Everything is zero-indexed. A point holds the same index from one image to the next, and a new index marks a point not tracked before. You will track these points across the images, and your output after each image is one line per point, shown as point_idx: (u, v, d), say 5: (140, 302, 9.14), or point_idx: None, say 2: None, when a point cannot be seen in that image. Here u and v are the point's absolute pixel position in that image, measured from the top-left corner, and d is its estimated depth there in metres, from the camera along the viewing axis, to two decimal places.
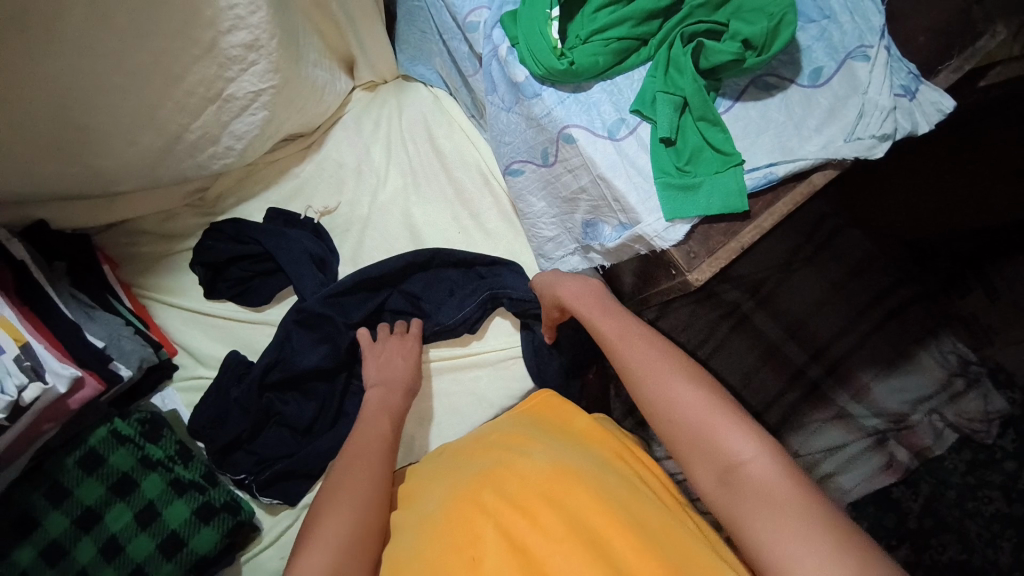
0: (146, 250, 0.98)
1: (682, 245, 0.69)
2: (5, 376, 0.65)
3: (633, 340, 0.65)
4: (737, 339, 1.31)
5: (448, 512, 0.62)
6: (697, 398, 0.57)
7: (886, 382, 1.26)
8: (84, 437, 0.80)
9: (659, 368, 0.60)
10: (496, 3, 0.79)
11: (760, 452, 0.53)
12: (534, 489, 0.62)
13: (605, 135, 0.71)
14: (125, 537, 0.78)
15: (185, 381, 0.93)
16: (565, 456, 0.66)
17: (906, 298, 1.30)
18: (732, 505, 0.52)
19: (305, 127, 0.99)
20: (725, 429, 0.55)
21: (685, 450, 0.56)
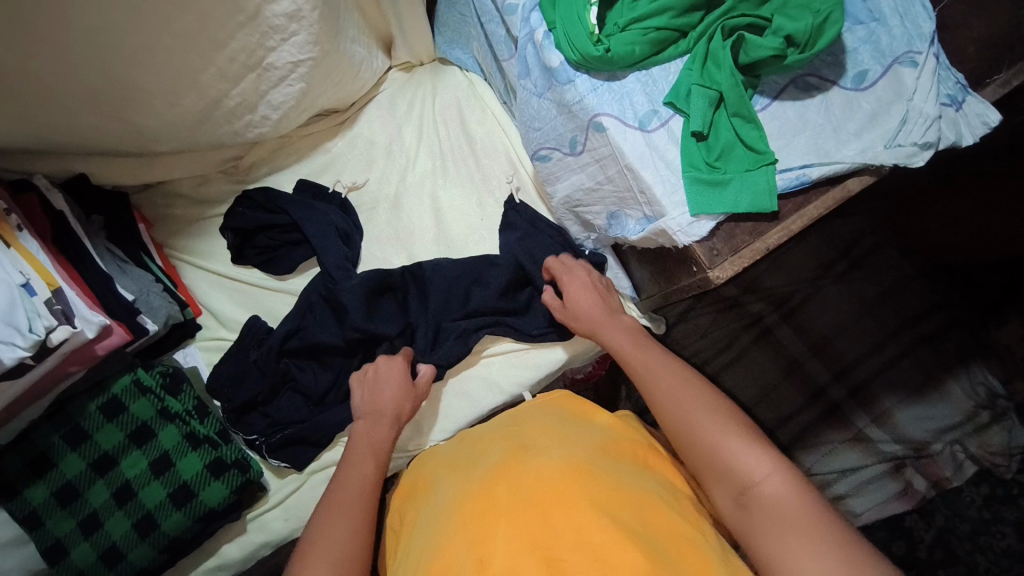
0: (179, 212, 1.00)
1: (706, 241, 0.68)
2: (34, 316, 0.68)
3: (655, 368, 0.71)
4: (758, 352, 1.29)
5: (464, 504, 0.63)
6: (713, 425, 0.63)
7: (910, 409, 1.22)
8: (108, 383, 0.83)
9: (680, 395, 0.67)
10: None
11: (772, 471, 0.58)
12: (549, 482, 0.62)
13: (636, 126, 0.71)
14: (138, 483, 0.82)
15: (208, 341, 0.96)
16: (581, 455, 0.65)
17: (940, 324, 1.25)
18: (746, 522, 0.58)
19: (340, 102, 1.01)
20: (738, 452, 0.60)
21: (707, 472, 0.62)
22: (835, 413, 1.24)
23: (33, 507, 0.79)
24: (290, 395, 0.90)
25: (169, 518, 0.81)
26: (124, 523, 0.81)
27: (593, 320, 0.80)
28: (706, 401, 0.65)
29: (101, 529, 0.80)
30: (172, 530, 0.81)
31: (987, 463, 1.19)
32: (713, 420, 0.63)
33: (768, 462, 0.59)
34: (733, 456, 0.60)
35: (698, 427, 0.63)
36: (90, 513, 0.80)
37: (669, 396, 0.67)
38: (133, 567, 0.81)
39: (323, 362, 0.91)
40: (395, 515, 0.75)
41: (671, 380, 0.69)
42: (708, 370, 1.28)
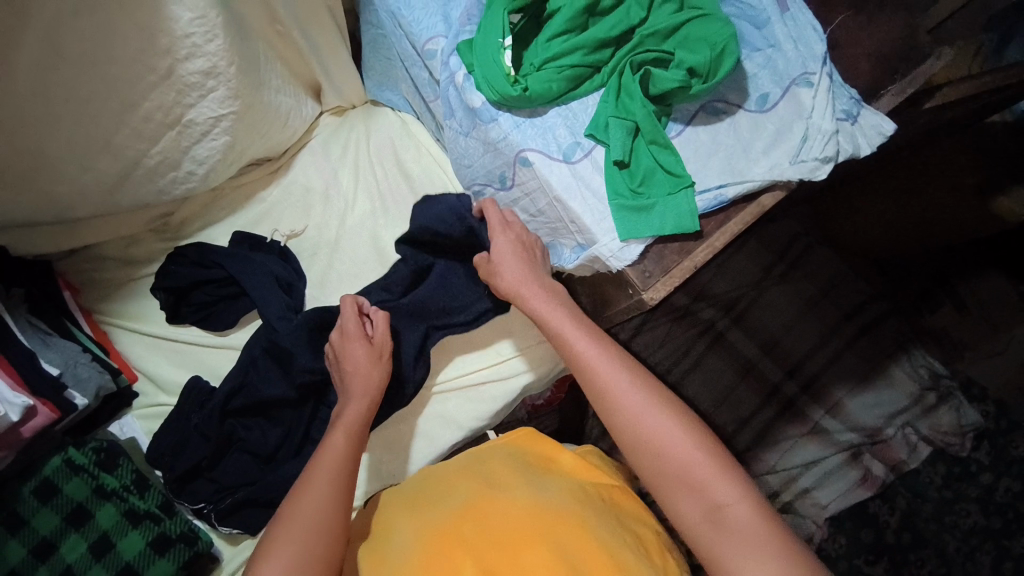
0: (108, 275, 0.96)
1: (637, 264, 0.70)
2: None
3: (611, 368, 0.65)
4: (713, 358, 1.32)
5: (430, 549, 0.61)
6: (681, 438, 0.60)
7: (860, 398, 1.27)
8: (37, 467, 0.78)
9: (642, 404, 0.62)
10: (453, 31, 0.82)
11: (742, 496, 0.57)
12: (518, 528, 0.62)
13: (560, 158, 0.73)
14: (80, 568, 0.76)
15: (147, 408, 0.92)
16: (546, 494, 0.66)
17: (878, 313, 1.33)
18: (717, 545, 0.56)
19: (271, 151, 1.00)
20: (705, 471, 0.58)
21: (673, 489, 0.59)
22: (790, 411, 1.28)
23: None
24: (241, 454, 0.87)
25: None
26: None
27: (520, 291, 0.72)
28: (670, 415, 0.62)
29: None
30: None
31: (939, 443, 1.26)
32: (683, 437, 0.60)
33: (737, 485, 0.58)
34: (703, 476, 0.58)
35: (667, 445, 0.60)
36: None
37: (637, 411, 0.62)
38: None
39: (273, 417, 0.88)
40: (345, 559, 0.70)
41: (636, 392, 0.63)
42: (669, 380, 1.31)
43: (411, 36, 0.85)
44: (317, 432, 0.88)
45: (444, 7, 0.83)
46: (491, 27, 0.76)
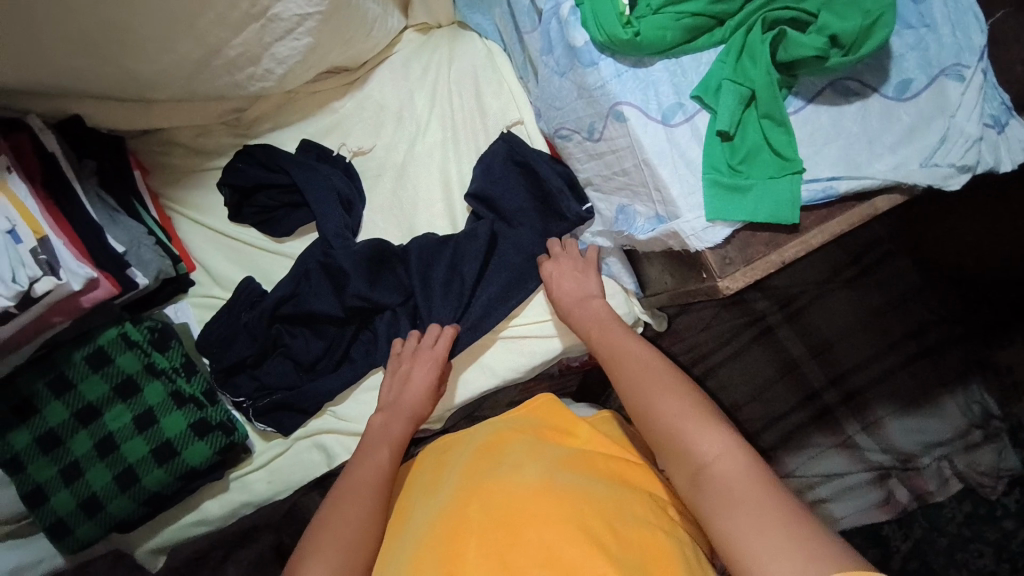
0: (177, 162, 0.97)
1: (719, 249, 0.65)
2: (17, 265, 0.62)
3: (620, 356, 0.70)
4: (757, 350, 1.26)
5: (438, 527, 0.62)
6: (673, 410, 0.61)
7: (902, 420, 1.20)
8: (94, 335, 0.80)
9: (638, 385, 0.65)
10: None
11: (728, 452, 0.57)
12: (520, 501, 0.61)
13: (658, 119, 0.66)
14: (121, 437, 0.80)
15: (201, 298, 0.95)
16: (552, 468, 0.66)
17: (945, 338, 1.22)
18: (700, 504, 0.56)
19: (350, 61, 0.96)
20: (695, 435, 0.59)
21: (663, 452, 0.61)
22: (824, 418, 1.22)
23: (14, 452, 0.77)
24: (281, 361, 0.89)
25: (149, 474, 0.80)
26: (106, 476, 0.79)
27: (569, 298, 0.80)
28: (666, 390, 0.63)
29: (83, 477, 0.79)
30: (152, 484, 0.80)
31: (972, 483, 1.17)
32: (670, 402, 0.62)
33: (723, 442, 0.58)
34: (689, 439, 0.59)
35: (654, 413, 0.62)
36: (71, 462, 0.79)
37: (633, 387, 0.65)
38: (114, 516, 0.80)
39: (317, 331, 0.89)
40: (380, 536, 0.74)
41: (636, 369, 0.67)
42: (706, 366, 1.26)
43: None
44: (356, 353, 0.89)
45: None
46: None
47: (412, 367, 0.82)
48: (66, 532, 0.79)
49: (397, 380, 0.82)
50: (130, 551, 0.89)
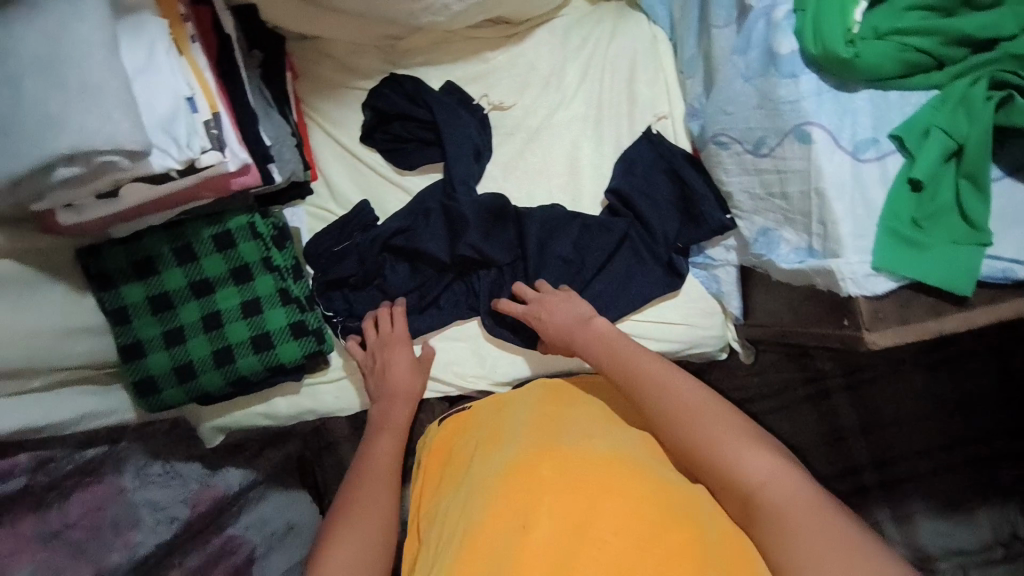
0: (325, 73, 0.98)
1: (873, 300, 0.63)
2: (193, 133, 0.64)
3: (650, 379, 0.74)
4: (808, 411, 1.21)
5: (507, 479, 0.67)
6: (721, 433, 0.67)
7: (934, 522, 1.15)
8: (226, 217, 0.84)
9: (684, 406, 0.70)
10: None
11: (779, 475, 0.63)
12: (595, 468, 0.67)
13: (848, 149, 0.63)
14: (226, 317, 0.84)
15: (316, 209, 0.97)
16: (619, 444, 0.71)
17: (1000, 452, 1.17)
18: (751, 520, 0.62)
19: (519, 14, 0.94)
20: (747, 457, 0.64)
21: (711, 461, 0.66)
22: (860, 499, 1.17)
23: (125, 304, 0.81)
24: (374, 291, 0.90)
25: (244, 358, 0.84)
26: (204, 349, 0.83)
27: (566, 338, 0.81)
28: (715, 416, 0.69)
29: (183, 344, 0.83)
30: (244, 368, 0.84)
31: None
32: (720, 429, 0.67)
33: (773, 465, 0.63)
34: (739, 458, 0.65)
35: (705, 436, 0.67)
36: (176, 328, 0.83)
37: (685, 409, 0.70)
38: (201, 388, 0.84)
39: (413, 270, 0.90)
40: (427, 478, 0.81)
41: (689, 394, 0.71)
42: (752, 410, 1.20)
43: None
44: (445, 301, 0.90)
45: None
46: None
47: (393, 359, 0.85)
48: (153, 391, 0.83)
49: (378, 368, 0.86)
50: (195, 423, 0.93)
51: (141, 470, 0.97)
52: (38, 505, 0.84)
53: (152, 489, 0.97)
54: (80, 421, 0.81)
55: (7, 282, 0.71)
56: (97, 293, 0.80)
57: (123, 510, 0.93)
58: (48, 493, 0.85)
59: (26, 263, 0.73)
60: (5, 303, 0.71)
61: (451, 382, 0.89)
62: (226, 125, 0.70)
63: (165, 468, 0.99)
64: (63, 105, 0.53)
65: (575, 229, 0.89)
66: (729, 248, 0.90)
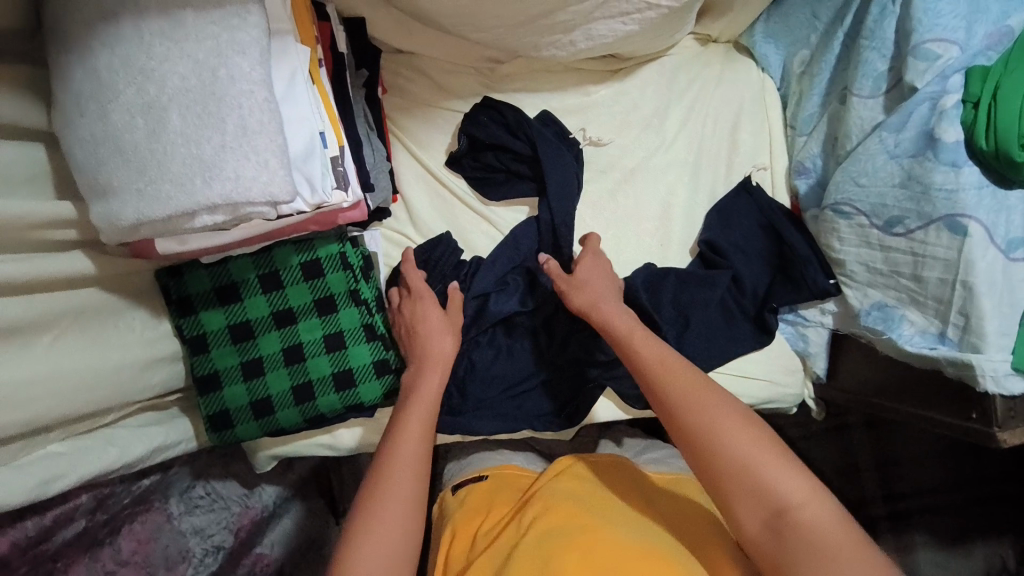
0: (416, 91, 0.93)
1: (1010, 399, 0.65)
2: (325, 174, 0.60)
3: (674, 385, 0.68)
4: (827, 442, 1.22)
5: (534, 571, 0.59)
6: (745, 446, 0.62)
7: (933, 554, 1.17)
8: (316, 244, 0.79)
9: (706, 417, 0.65)
10: (972, 48, 0.65)
11: (809, 495, 0.59)
12: (629, 561, 0.59)
13: (1002, 246, 0.64)
14: (309, 351, 0.78)
15: (394, 234, 0.91)
16: (654, 537, 0.63)
17: (1002, 494, 1.19)
18: (780, 545, 0.58)
19: (633, 52, 0.90)
20: (772, 471, 0.61)
21: (733, 482, 0.62)
22: (871, 535, 1.17)
23: (204, 331, 0.75)
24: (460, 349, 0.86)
25: (325, 396, 0.78)
26: (284, 383, 0.78)
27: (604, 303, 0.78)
28: (740, 427, 0.64)
29: (262, 377, 0.77)
30: (324, 407, 0.79)
31: None
32: (744, 442, 0.63)
33: (800, 483, 0.60)
34: (767, 476, 0.60)
35: (726, 456, 0.62)
36: (255, 359, 0.77)
37: (702, 427, 0.65)
38: (277, 424, 0.79)
39: (511, 353, 0.87)
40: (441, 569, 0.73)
41: (706, 406, 0.66)
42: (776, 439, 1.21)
43: (912, 29, 0.67)
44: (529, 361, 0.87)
45: (974, 12, 0.66)
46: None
47: (426, 313, 0.79)
48: (226, 426, 0.77)
49: (406, 327, 0.80)
50: (251, 450, 0.88)
51: (185, 493, 0.90)
52: (92, 544, 0.80)
53: (197, 515, 0.91)
54: (151, 455, 0.73)
55: (89, 314, 0.64)
56: (176, 318, 0.74)
57: (172, 540, 0.88)
58: (103, 530, 0.81)
59: (110, 292, 0.66)
60: (87, 338, 0.64)
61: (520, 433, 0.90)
62: (348, 162, 0.66)
63: (206, 491, 0.93)
64: (218, 147, 0.48)
65: (671, 285, 0.87)
66: (826, 312, 0.87)
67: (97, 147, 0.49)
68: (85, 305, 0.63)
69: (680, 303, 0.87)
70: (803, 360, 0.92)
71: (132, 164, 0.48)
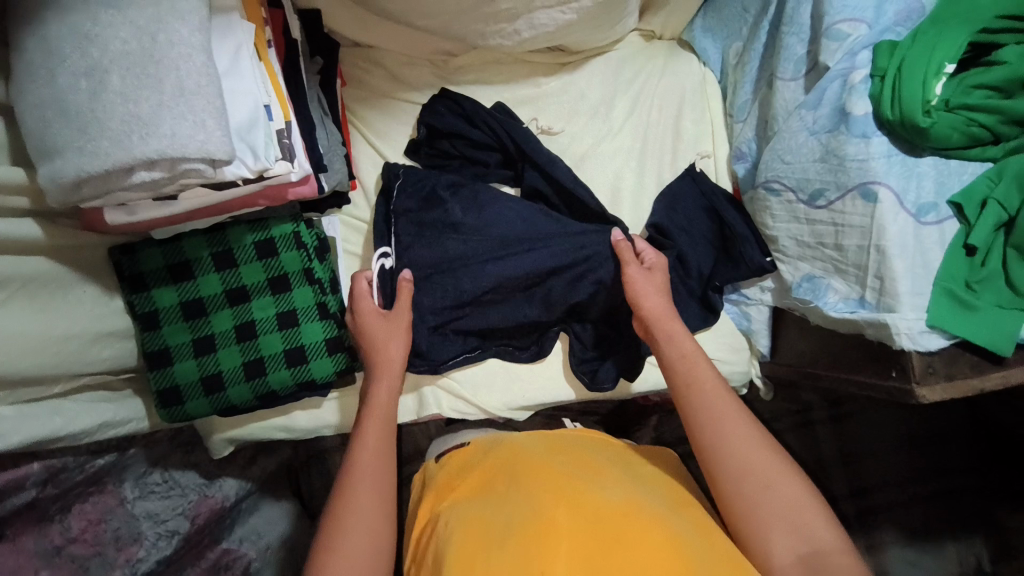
0: (375, 84, 0.97)
1: (926, 355, 0.68)
2: (268, 142, 0.63)
3: (724, 410, 0.69)
4: (794, 440, 1.23)
5: (533, 538, 0.57)
6: (790, 487, 0.63)
7: (902, 549, 1.16)
8: (270, 224, 0.81)
9: (755, 453, 0.65)
10: (879, 26, 0.73)
11: (844, 547, 0.59)
12: (609, 512, 0.59)
13: (912, 211, 0.68)
14: (262, 328, 0.80)
15: (351, 219, 0.95)
16: (636, 493, 0.64)
17: (966, 486, 1.20)
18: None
19: (577, 44, 0.95)
20: (814, 517, 0.61)
21: (769, 527, 0.61)
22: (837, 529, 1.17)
23: (156, 308, 0.77)
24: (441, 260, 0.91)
25: (277, 372, 0.80)
26: (236, 359, 0.79)
27: (655, 314, 0.79)
28: (791, 473, 0.64)
29: (214, 353, 0.79)
30: (275, 383, 0.80)
31: None
32: (783, 488, 0.63)
33: (830, 531, 0.60)
34: (807, 519, 0.61)
35: (768, 503, 0.62)
36: (208, 336, 0.79)
37: (744, 468, 0.65)
38: (228, 401, 0.80)
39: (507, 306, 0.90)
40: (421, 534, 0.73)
41: (753, 449, 0.66)
42: None
43: (824, 12, 0.74)
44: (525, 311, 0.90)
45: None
46: (939, 44, 0.68)
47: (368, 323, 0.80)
48: (177, 402, 0.78)
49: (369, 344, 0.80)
50: (206, 434, 0.88)
51: (140, 479, 0.91)
52: (41, 518, 0.79)
53: (152, 500, 0.91)
54: (97, 431, 0.75)
55: (39, 282, 0.65)
56: (128, 295, 0.76)
57: (124, 522, 0.88)
58: (53, 505, 0.81)
59: (62, 263, 0.68)
60: (34, 304, 0.65)
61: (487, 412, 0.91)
62: (295, 136, 0.69)
63: (164, 478, 0.93)
64: (155, 105, 0.51)
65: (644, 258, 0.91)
66: (765, 288, 0.91)
67: (43, 108, 0.52)
68: (34, 271, 0.64)
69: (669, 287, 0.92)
70: (748, 338, 0.96)
71: (74, 123, 0.51)
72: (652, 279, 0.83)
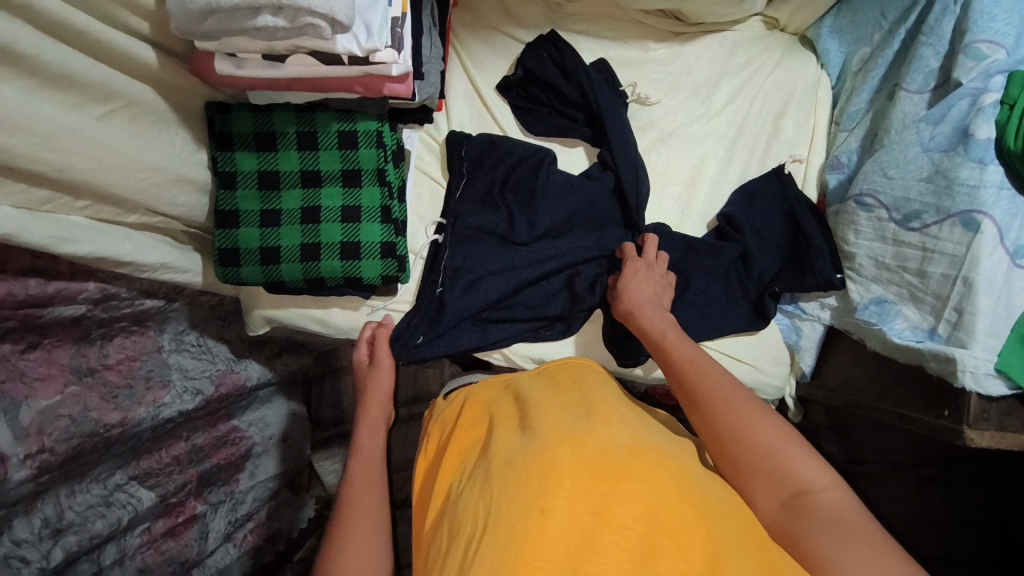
0: (485, 12, 0.97)
1: (983, 400, 0.65)
2: (384, 25, 0.64)
3: (703, 371, 0.69)
4: None
5: (528, 469, 0.57)
6: (772, 431, 0.63)
7: None
8: (357, 117, 0.83)
9: (737, 411, 0.65)
10: (1022, 55, 0.68)
11: (829, 483, 0.59)
12: (610, 456, 0.59)
13: (1008, 250, 0.64)
14: (324, 215, 0.82)
15: (430, 140, 0.95)
16: (638, 434, 0.64)
17: None
18: (796, 529, 0.57)
19: (698, 14, 0.93)
20: (796, 457, 0.61)
21: (754, 478, 0.62)
22: None
23: (236, 170, 0.80)
24: (496, 200, 0.91)
25: (329, 260, 0.81)
26: (295, 238, 0.81)
27: (636, 304, 0.79)
28: (769, 421, 0.64)
29: (276, 227, 0.81)
30: (325, 270, 0.82)
31: None
32: (763, 434, 0.63)
33: (818, 470, 0.60)
34: (791, 462, 0.61)
35: (750, 452, 0.63)
36: (275, 209, 0.81)
37: (726, 424, 0.65)
38: (278, 276, 0.82)
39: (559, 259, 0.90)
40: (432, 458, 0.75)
41: (730, 406, 0.66)
42: None
43: (967, 28, 0.71)
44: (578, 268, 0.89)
45: None
46: None
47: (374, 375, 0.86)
48: (232, 264, 0.81)
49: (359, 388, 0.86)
50: (247, 308, 0.91)
51: (178, 335, 0.94)
52: (82, 338, 0.77)
53: (185, 356, 0.94)
54: (158, 270, 0.78)
55: (140, 107, 0.68)
56: (213, 151, 0.79)
57: (157, 367, 0.89)
58: (97, 330, 0.79)
59: (165, 100, 0.71)
60: (131, 128, 0.68)
61: (510, 359, 0.92)
62: (406, 31, 0.70)
63: (198, 341, 0.97)
64: None
65: (708, 249, 0.88)
66: (825, 306, 0.87)
67: None
68: (139, 96, 0.67)
69: (709, 289, 0.88)
70: (792, 353, 0.93)
71: None
72: (647, 274, 0.82)
